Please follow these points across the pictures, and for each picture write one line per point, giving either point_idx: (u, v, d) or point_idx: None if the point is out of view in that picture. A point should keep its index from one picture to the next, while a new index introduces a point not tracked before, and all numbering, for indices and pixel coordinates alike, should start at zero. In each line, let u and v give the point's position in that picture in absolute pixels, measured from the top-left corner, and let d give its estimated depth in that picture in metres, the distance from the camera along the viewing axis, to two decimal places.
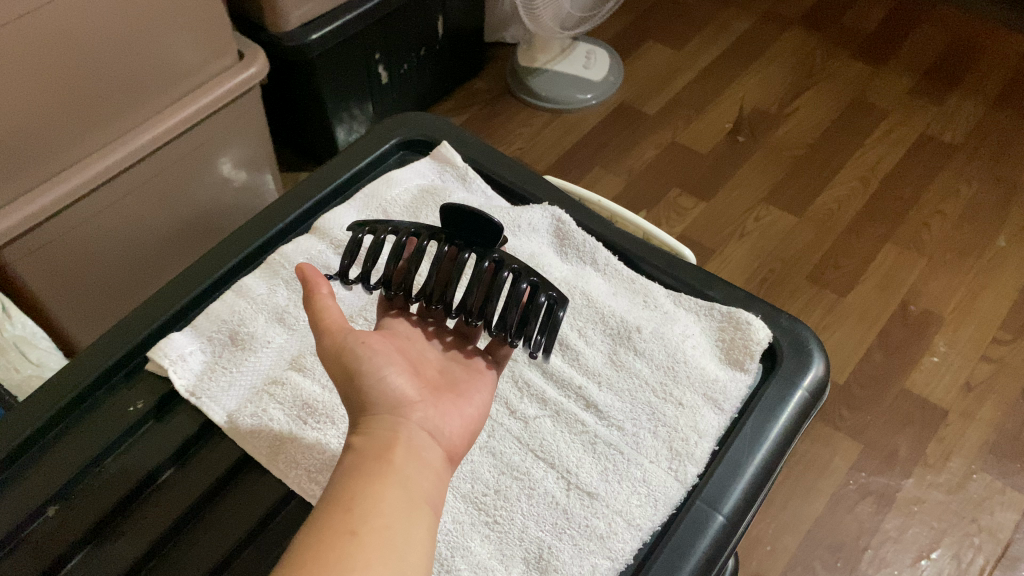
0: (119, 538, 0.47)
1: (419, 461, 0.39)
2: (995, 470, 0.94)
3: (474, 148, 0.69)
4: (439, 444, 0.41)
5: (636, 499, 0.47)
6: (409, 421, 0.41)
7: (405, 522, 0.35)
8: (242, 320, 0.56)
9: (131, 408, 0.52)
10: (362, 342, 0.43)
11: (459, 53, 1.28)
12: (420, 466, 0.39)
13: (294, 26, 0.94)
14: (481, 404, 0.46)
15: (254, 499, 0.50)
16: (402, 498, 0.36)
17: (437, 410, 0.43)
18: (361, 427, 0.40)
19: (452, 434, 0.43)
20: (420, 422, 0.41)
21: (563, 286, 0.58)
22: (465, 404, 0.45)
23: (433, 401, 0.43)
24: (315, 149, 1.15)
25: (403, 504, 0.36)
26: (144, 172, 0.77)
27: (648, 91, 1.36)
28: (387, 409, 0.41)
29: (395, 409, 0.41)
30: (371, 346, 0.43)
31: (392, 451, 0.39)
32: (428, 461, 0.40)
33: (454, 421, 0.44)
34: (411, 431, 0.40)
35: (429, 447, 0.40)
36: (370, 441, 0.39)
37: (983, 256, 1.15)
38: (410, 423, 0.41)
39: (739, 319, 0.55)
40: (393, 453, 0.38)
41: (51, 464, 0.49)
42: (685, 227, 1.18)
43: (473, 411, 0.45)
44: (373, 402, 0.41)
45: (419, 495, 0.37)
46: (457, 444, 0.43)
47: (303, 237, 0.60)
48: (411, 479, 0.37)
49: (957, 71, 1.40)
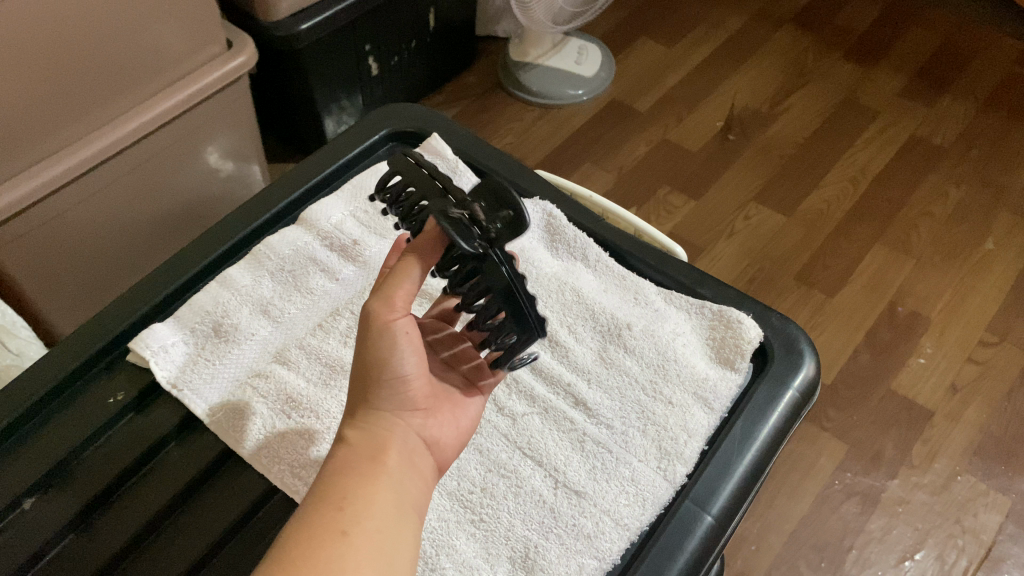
0: (97, 533, 0.46)
1: (411, 467, 0.40)
2: (980, 473, 0.94)
3: (463, 140, 0.68)
4: (432, 453, 0.42)
5: (624, 498, 0.47)
6: (408, 425, 0.41)
7: (394, 528, 0.36)
8: (226, 312, 0.54)
9: (110, 400, 0.51)
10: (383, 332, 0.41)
11: (450, 46, 1.27)
12: (411, 474, 0.39)
13: (284, 15, 0.92)
14: (474, 415, 0.46)
15: (235, 495, 0.49)
16: (392, 503, 0.37)
17: (437, 420, 0.43)
18: (360, 419, 0.41)
19: (445, 445, 0.43)
20: (419, 429, 0.42)
21: (551, 282, 0.57)
22: (461, 415, 0.45)
23: (433, 409, 0.43)
24: (304, 141, 1.14)
25: (393, 509, 0.37)
26: (128, 161, 0.75)
27: (639, 88, 1.36)
28: (392, 408, 0.41)
29: (398, 410, 0.41)
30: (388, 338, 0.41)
31: (386, 453, 0.39)
32: (419, 469, 0.40)
33: (449, 431, 0.44)
34: (408, 436, 0.41)
35: (422, 454, 0.41)
36: (365, 437, 0.40)
37: (970, 258, 1.15)
38: (409, 428, 0.41)
39: (730, 317, 0.54)
40: (386, 454, 0.39)
41: (29, 455, 0.48)
42: (674, 225, 1.18)
43: (467, 423, 0.45)
44: (382, 398, 0.41)
45: (408, 500, 0.38)
46: (447, 457, 0.44)
47: (289, 228, 0.59)
48: (402, 485, 0.38)
49: (947, 73, 1.40)
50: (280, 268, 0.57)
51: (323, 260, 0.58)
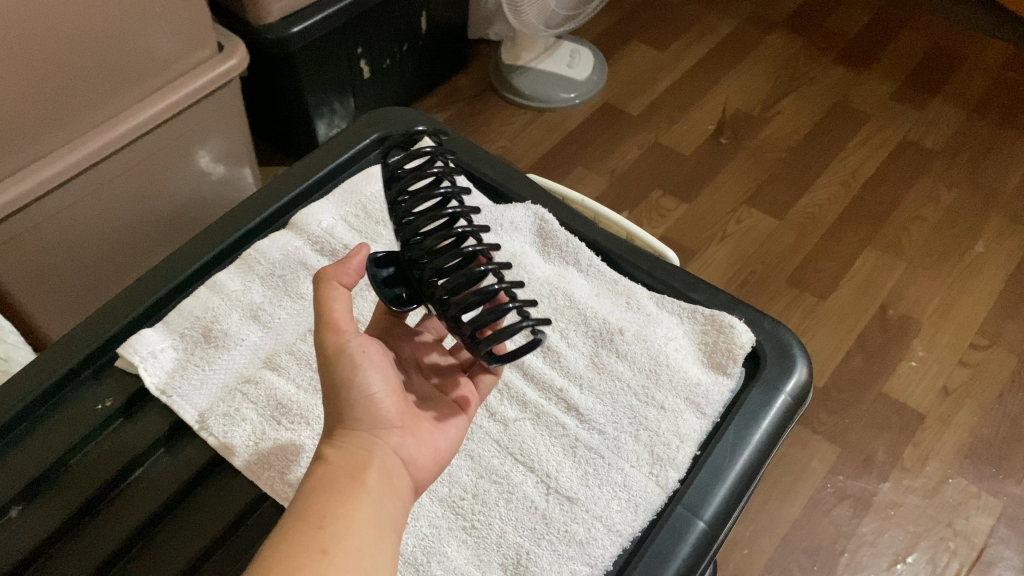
0: (84, 541, 0.46)
1: (390, 487, 0.39)
2: (971, 475, 0.95)
3: (455, 143, 0.67)
4: (409, 473, 0.42)
5: (616, 504, 0.47)
6: (385, 443, 0.41)
7: (373, 547, 0.36)
8: (216, 317, 0.54)
9: (99, 406, 0.51)
10: (363, 350, 0.42)
11: (442, 49, 1.27)
12: (391, 495, 0.39)
13: (276, 18, 0.92)
14: (456, 437, 0.45)
15: (224, 502, 0.48)
16: (372, 521, 0.37)
17: (415, 438, 0.43)
18: (337, 438, 0.41)
19: (422, 466, 0.43)
20: (396, 447, 0.42)
21: (544, 286, 0.57)
22: (441, 436, 0.44)
23: (410, 428, 0.43)
24: (295, 144, 1.14)
25: (373, 528, 0.37)
26: (118, 165, 0.75)
27: (631, 91, 1.36)
28: (369, 427, 0.41)
29: (376, 429, 0.41)
30: (371, 356, 0.42)
31: (366, 472, 0.39)
32: (397, 488, 0.40)
33: (427, 452, 0.43)
34: (385, 455, 0.41)
35: (400, 475, 0.41)
36: (343, 455, 0.40)
37: (961, 261, 1.16)
38: (386, 446, 0.41)
39: (723, 322, 0.54)
40: (367, 472, 0.39)
41: (17, 461, 0.48)
42: (666, 228, 1.18)
43: (447, 445, 0.44)
44: (357, 417, 0.41)
45: (387, 520, 0.38)
46: (424, 476, 0.43)
47: (279, 232, 0.59)
48: (381, 503, 0.38)
49: (938, 77, 1.41)
50: (270, 272, 0.57)
51: (313, 265, 0.58)
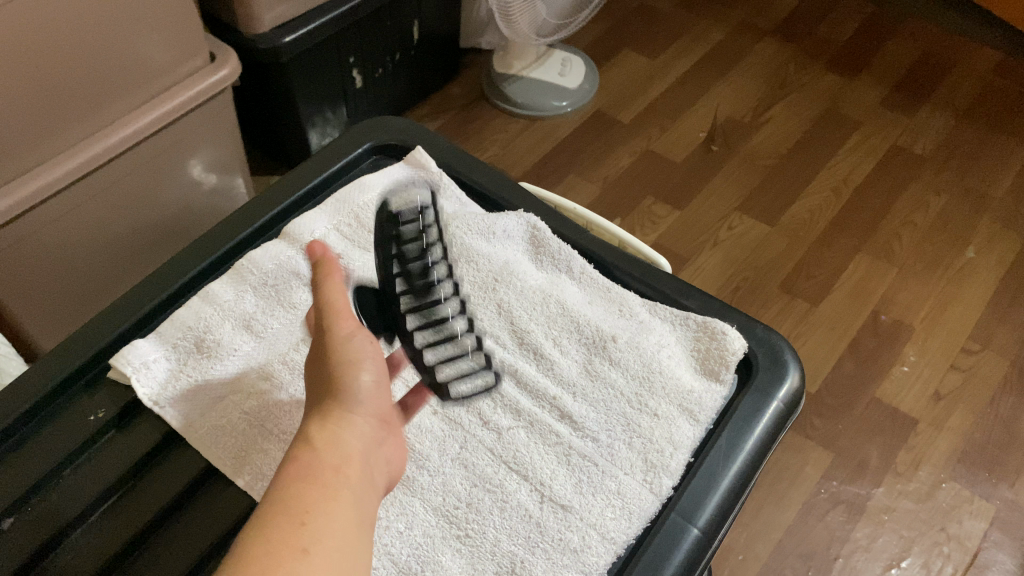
0: (77, 554, 0.45)
1: (368, 483, 0.39)
2: (964, 479, 0.95)
3: (448, 152, 0.67)
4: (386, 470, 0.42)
5: (610, 512, 0.46)
6: (366, 435, 0.41)
7: (352, 547, 0.35)
8: (208, 327, 0.53)
9: (92, 417, 0.50)
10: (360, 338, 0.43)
11: (435, 58, 1.27)
12: (368, 492, 0.39)
13: (268, 28, 0.93)
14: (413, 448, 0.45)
15: (218, 511, 0.47)
16: (352, 519, 0.36)
17: (394, 437, 0.43)
18: (321, 424, 0.40)
19: (394, 463, 0.43)
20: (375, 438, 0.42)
21: (538, 294, 0.56)
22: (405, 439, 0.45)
23: (387, 427, 0.43)
24: (288, 153, 1.14)
25: (352, 528, 0.36)
26: (109, 175, 0.75)
27: (623, 99, 1.37)
28: (354, 413, 0.41)
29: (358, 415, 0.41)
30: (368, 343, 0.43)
31: (347, 466, 0.39)
32: (373, 483, 0.40)
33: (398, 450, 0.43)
34: (364, 447, 0.40)
35: (377, 470, 0.41)
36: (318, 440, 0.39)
37: (952, 266, 1.16)
38: (366, 437, 0.41)
39: (715, 329, 0.54)
40: (344, 459, 0.39)
41: (9, 473, 0.47)
42: (659, 235, 1.18)
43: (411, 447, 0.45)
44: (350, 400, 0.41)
45: (364, 519, 0.37)
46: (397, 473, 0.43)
47: (272, 241, 0.58)
48: (360, 499, 0.38)
49: (928, 83, 1.42)
50: (263, 282, 0.56)
51: (306, 274, 0.56)
